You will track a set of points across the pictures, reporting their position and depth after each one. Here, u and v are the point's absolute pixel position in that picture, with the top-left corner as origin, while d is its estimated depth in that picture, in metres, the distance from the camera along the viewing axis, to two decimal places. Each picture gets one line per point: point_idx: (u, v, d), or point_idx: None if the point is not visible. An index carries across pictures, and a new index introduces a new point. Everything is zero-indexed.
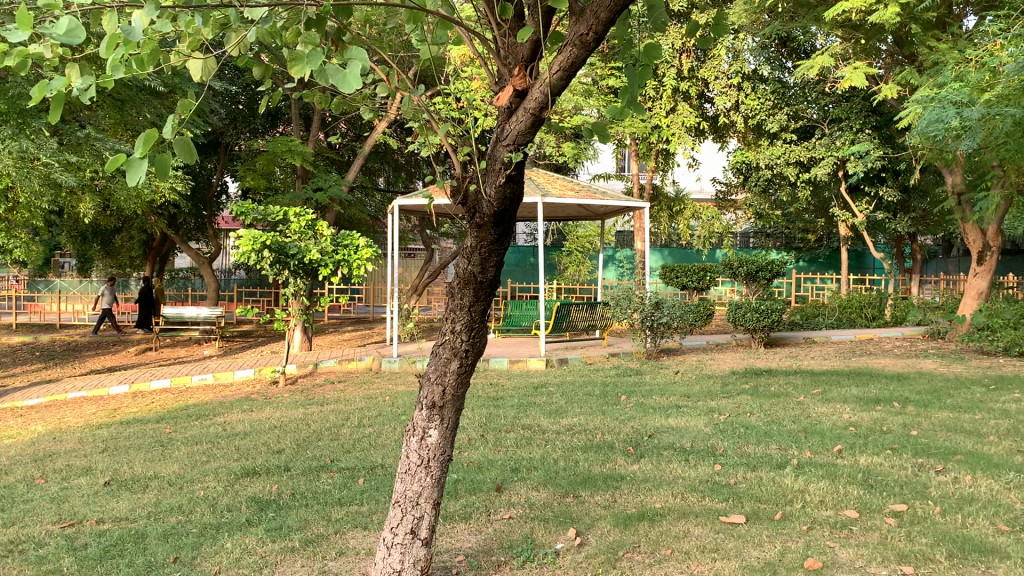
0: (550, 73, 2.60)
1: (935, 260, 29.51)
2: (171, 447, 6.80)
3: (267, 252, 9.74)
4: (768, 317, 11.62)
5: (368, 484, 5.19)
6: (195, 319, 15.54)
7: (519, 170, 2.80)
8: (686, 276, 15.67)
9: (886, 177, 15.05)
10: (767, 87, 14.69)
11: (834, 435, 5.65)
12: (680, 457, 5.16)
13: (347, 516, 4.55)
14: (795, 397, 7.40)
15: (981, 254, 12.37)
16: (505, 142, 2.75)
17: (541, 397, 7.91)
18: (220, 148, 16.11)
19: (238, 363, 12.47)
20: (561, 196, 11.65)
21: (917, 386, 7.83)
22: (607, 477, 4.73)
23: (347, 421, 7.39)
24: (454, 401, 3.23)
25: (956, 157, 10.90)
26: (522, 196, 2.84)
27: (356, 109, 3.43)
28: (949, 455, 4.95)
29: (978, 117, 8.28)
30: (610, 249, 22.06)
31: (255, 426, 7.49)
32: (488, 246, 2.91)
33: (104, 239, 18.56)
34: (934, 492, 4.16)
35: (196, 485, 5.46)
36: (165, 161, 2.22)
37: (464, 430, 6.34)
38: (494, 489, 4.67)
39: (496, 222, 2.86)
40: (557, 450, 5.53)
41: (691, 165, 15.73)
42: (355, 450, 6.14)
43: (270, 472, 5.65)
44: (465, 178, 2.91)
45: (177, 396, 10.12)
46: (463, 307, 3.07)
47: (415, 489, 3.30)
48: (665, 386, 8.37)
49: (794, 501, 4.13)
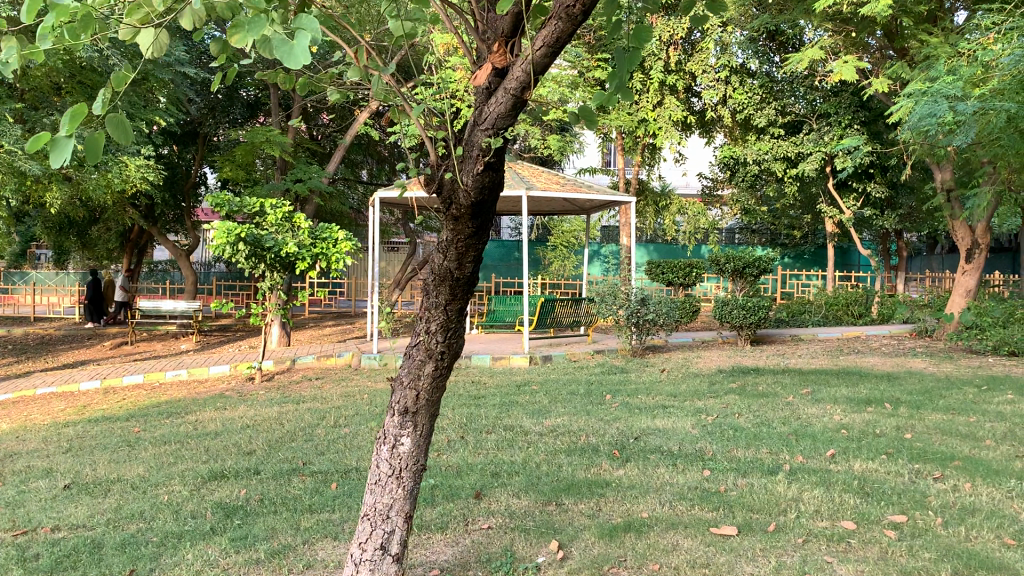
0: (533, 50, 2.36)
1: (920, 258, 29.53)
2: (138, 447, 6.52)
3: (242, 244, 9.44)
4: (754, 314, 11.45)
5: (341, 489, 4.95)
6: (172, 313, 15.03)
7: (498, 157, 2.55)
8: (672, 272, 15.42)
9: (874, 173, 14.92)
10: (755, 81, 14.52)
11: (827, 438, 5.46)
12: (667, 461, 4.94)
13: (318, 525, 4.30)
14: (784, 397, 7.21)
15: (970, 252, 12.24)
16: (484, 126, 2.50)
17: (524, 395, 7.70)
18: (199, 138, 15.75)
19: (214, 358, 12.16)
20: (546, 189, 11.44)
21: (908, 386, 7.67)
22: (591, 483, 4.51)
23: (322, 421, 7.14)
24: (428, 407, 3.00)
25: (946, 153, 10.74)
26: (503, 184, 2.60)
27: (322, 91, 3.16)
28: (946, 461, 4.77)
29: (971, 112, 8.11)
30: (595, 244, 21.85)
31: (228, 425, 7.22)
32: (465, 240, 2.66)
33: (79, 231, 18.14)
34: (933, 501, 3.97)
35: (160, 489, 5.20)
36: (94, 143, 1.98)
37: (443, 431, 6.10)
38: (473, 496, 4.43)
39: (474, 213, 2.62)
40: (540, 453, 5.32)
41: (678, 160, 15.51)
42: (329, 452, 5.90)
43: (239, 475, 5.40)
44: (440, 165, 2.66)
45: (149, 392, 9.83)
46: (438, 305, 2.82)
47: (386, 501, 3.07)
48: (652, 385, 8.17)
49: (788, 510, 3.93)
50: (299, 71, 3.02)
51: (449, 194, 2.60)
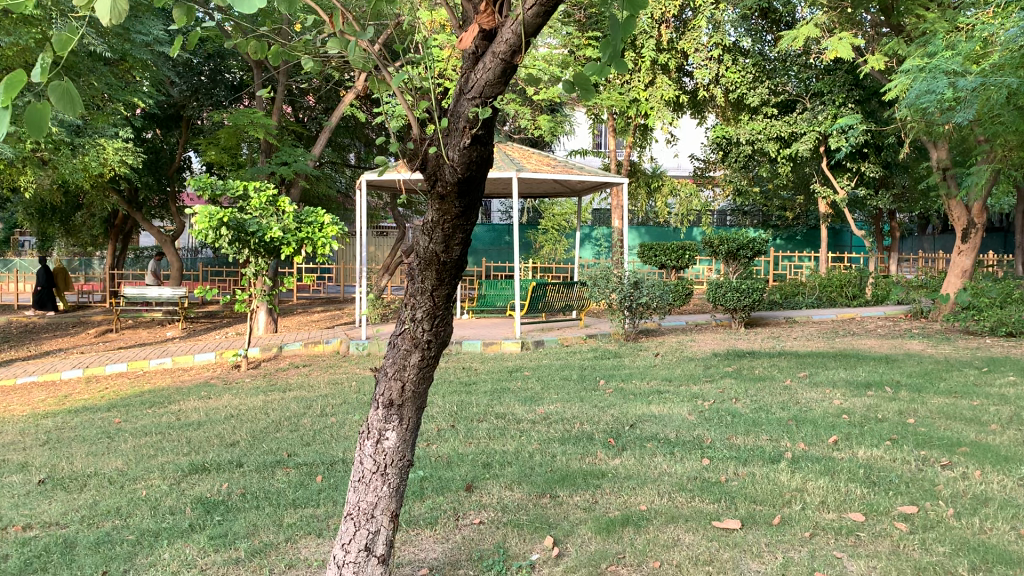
0: (523, 10, 2.14)
1: (912, 239, 29.55)
2: (117, 439, 6.31)
3: (225, 229, 9.16)
4: (748, 296, 11.30)
5: (327, 482, 4.76)
6: (157, 300, 14.78)
7: (488, 130, 2.34)
8: (664, 255, 15.26)
9: (868, 153, 14.75)
10: (748, 60, 14.29)
11: (828, 424, 5.29)
12: (665, 450, 4.78)
13: (300, 521, 4.12)
14: (781, 381, 7.08)
15: (966, 232, 12.08)
16: (471, 95, 2.31)
17: (516, 381, 7.54)
18: (182, 121, 15.44)
19: (200, 345, 11.94)
20: (536, 170, 11.20)
21: (907, 368, 7.54)
22: (587, 474, 4.34)
23: (308, 410, 6.93)
24: (413, 399, 2.81)
25: (943, 132, 10.53)
26: (493, 159, 2.39)
27: (296, 63, 2.86)
28: (953, 447, 4.61)
29: (973, 88, 7.89)
30: (586, 227, 21.67)
31: (211, 415, 7.02)
32: (451, 221, 2.46)
33: (62, 217, 17.85)
34: (943, 491, 3.81)
35: (139, 483, 4.99)
36: (41, 114, 1.76)
37: (432, 420, 5.91)
38: (463, 489, 4.26)
39: (461, 191, 2.41)
40: (533, 442, 5.13)
41: (670, 140, 15.28)
42: (315, 443, 5.71)
43: (221, 468, 5.20)
44: (425, 140, 2.47)
45: (132, 381, 9.61)
46: (424, 291, 2.63)
47: (370, 500, 2.89)
48: (646, 369, 8.00)
49: (792, 502, 3.76)
50: (271, 37, 2.78)
51: (435, 171, 2.41)
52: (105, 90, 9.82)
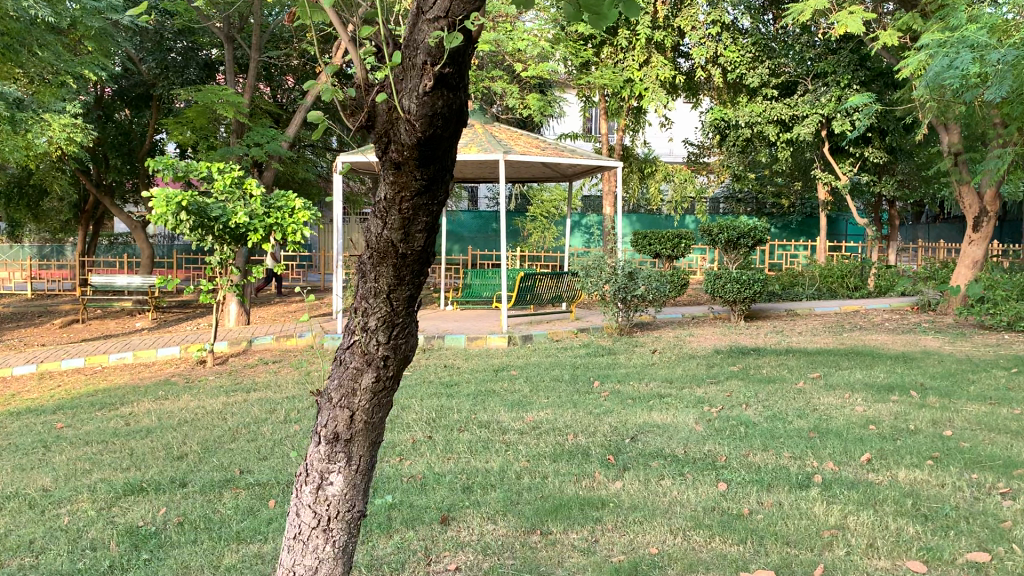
0: None
1: (908, 227, 29.13)
2: (53, 449, 5.62)
3: (185, 214, 8.35)
4: (749, 288, 10.63)
5: (280, 509, 4.09)
6: (126, 289, 13.99)
7: (459, 70, 1.66)
8: (659, 243, 14.53)
9: (871, 137, 14.13)
10: (747, 40, 13.58)
11: (856, 438, 4.65)
12: (673, 471, 4.12)
13: (241, 564, 3.44)
14: (793, 383, 6.45)
15: (977, 221, 11.43)
16: (434, 14, 1.65)
17: (503, 382, 6.89)
18: (153, 100, 14.56)
19: (165, 338, 11.19)
20: (524, 152, 10.46)
21: (930, 368, 6.91)
22: (584, 503, 3.68)
23: (270, 415, 6.23)
24: (365, 432, 2.13)
25: (962, 110, 9.80)
26: (466, 111, 1.70)
27: None
28: (1007, 469, 3.99)
29: (1006, 61, 7.16)
30: (576, 213, 20.99)
31: (163, 420, 6.32)
32: (410, 200, 1.78)
33: (30, 202, 16.96)
34: (1014, 531, 3.18)
35: (64, 508, 4.29)
36: None
37: (407, 430, 5.23)
38: (438, 521, 3.58)
39: (424, 158, 1.72)
40: (521, 458, 4.46)
41: (665, 123, 14.57)
42: (273, 457, 5.02)
43: (161, 489, 4.50)
44: (372, 87, 1.77)
45: (88, 377, 8.89)
46: (379, 292, 1.93)
47: (308, 563, 2.23)
48: (644, 368, 7.33)
49: (835, 543, 3.13)
50: None
51: (387, 128, 1.71)
52: (51, 60, 9.04)
